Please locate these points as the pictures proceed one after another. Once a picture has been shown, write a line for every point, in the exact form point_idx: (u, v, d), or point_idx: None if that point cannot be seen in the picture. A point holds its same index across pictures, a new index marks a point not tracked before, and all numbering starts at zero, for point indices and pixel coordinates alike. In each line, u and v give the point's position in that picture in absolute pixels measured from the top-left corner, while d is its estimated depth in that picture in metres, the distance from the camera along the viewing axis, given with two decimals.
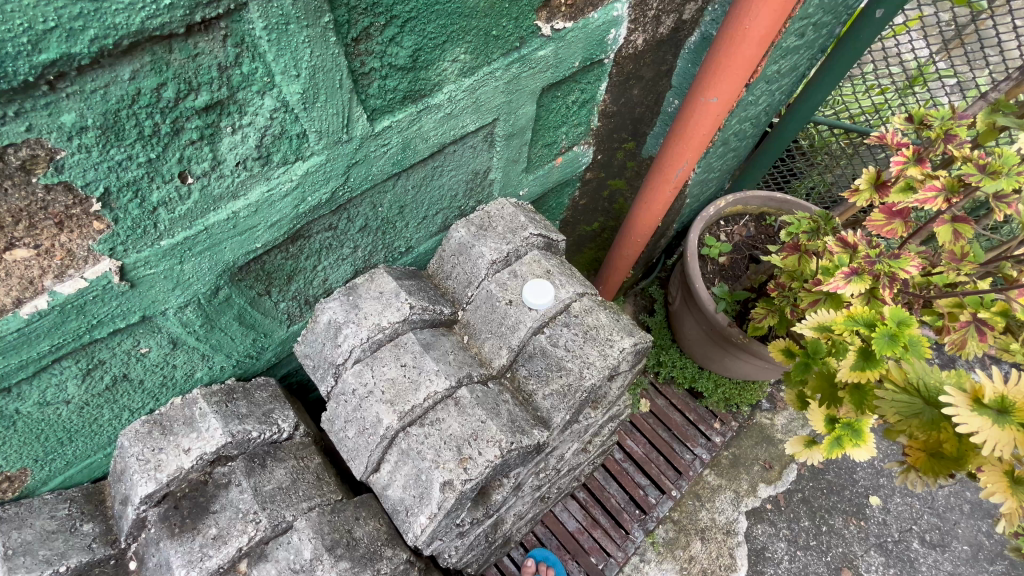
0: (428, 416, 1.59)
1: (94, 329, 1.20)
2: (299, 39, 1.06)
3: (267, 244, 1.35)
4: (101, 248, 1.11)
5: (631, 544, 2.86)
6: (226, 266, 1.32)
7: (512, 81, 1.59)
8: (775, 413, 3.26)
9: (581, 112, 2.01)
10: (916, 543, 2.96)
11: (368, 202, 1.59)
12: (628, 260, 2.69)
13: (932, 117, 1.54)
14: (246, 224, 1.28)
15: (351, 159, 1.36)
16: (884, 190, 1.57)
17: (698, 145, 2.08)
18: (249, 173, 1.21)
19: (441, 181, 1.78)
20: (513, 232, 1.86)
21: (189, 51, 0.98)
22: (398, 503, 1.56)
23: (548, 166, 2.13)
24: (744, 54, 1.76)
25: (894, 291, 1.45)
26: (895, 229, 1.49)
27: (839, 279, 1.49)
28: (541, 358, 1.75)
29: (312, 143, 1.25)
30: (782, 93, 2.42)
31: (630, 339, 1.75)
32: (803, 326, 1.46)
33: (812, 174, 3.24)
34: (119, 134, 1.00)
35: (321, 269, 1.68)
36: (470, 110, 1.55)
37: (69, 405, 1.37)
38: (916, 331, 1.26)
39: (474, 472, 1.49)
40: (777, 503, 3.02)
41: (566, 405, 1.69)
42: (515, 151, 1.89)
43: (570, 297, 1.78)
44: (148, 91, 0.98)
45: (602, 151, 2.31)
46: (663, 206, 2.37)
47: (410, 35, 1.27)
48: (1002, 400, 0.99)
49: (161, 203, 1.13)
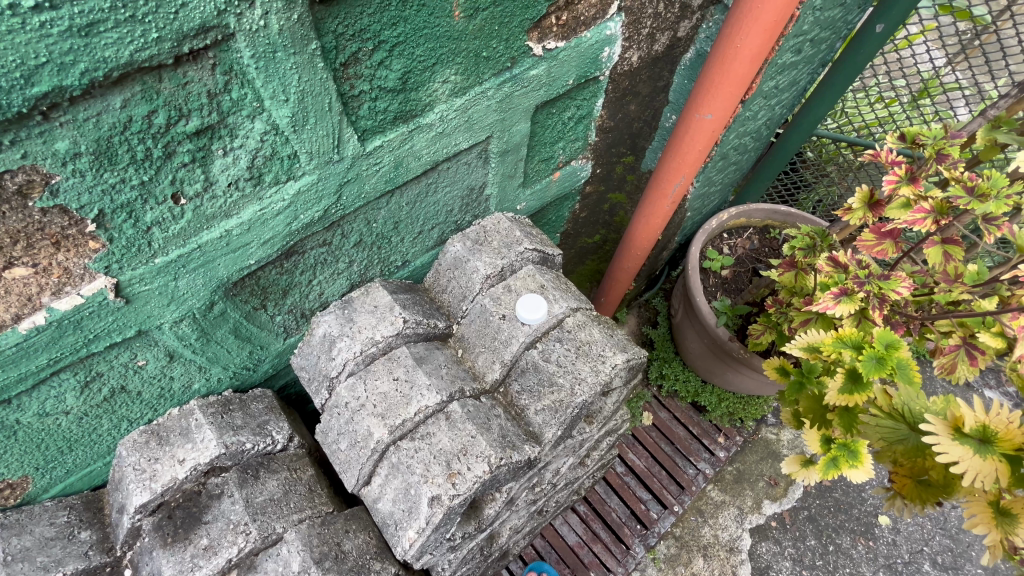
0: (419, 429, 1.62)
1: (90, 343, 1.24)
2: (287, 66, 1.10)
3: (260, 260, 1.38)
4: (96, 266, 1.15)
5: (631, 559, 2.84)
6: (220, 282, 1.36)
7: (505, 100, 1.61)
8: (780, 428, 3.22)
9: (578, 128, 2.03)
10: (928, 565, 2.89)
11: (362, 218, 1.62)
12: (628, 272, 2.69)
13: (925, 136, 1.49)
14: (239, 242, 1.31)
15: (343, 177, 1.39)
16: (879, 209, 1.52)
17: (694, 160, 2.09)
18: (241, 193, 1.25)
19: (436, 197, 1.81)
20: (508, 247, 1.89)
21: (179, 79, 1.01)
22: (388, 517, 1.58)
23: (545, 180, 2.15)
24: (737, 70, 1.76)
25: (884, 312, 1.42)
26: (885, 249, 1.46)
27: (828, 300, 1.45)
28: (533, 374, 1.77)
29: (304, 163, 1.28)
30: (782, 106, 2.40)
31: (622, 354, 1.77)
32: (794, 347, 1.43)
33: (819, 186, 3.21)
34: (112, 159, 1.04)
35: (317, 283, 1.71)
36: (462, 129, 1.58)
37: (68, 416, 1.41)
38: (906, 354, 1.22)
39: (462, 487, 1.51)
40: (783, 521, 2.98)
41: (557, 421, 1.69)
42: (511, 167, 1.91)
43: (563, 312, 1.80)
44: (140, 118, 1.02)
45: (601, 165, 2.32)
46: (661, 220, 2.37)
47: (399, 59, 1.30)
48: (984, 429, 0.96)
49: (154, 223, 1.17)
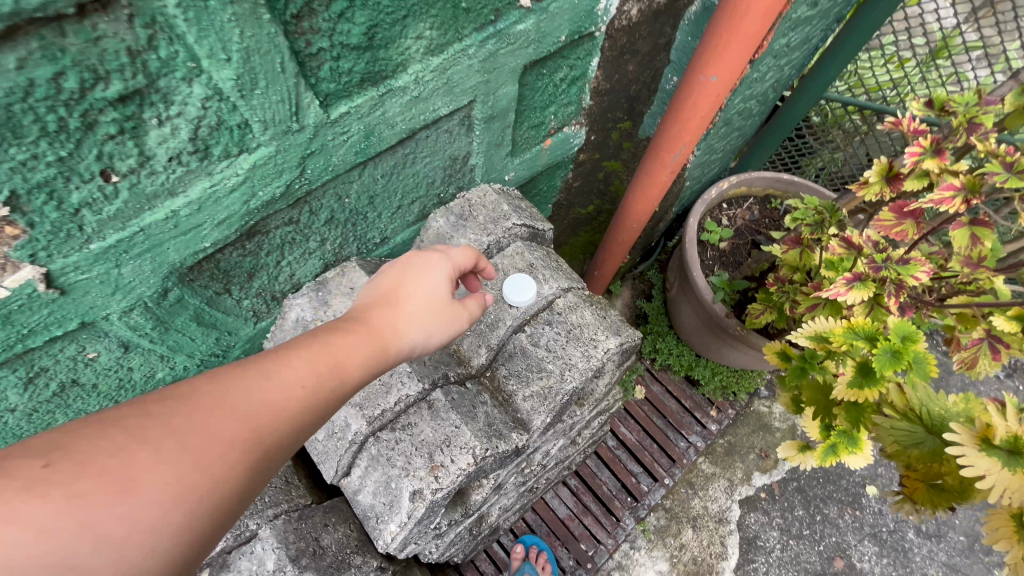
0: (400, 420, 1.54)
1: (25, 338, 1.12)
2: (225, 18, 0.92)
3: (217, 242, 1.25)
4: (19, 255, 0.99)
5: (621, 531, 2.86)
6: (172, 268, 1.23)
7: (488, 59, 1.45)
8: (772, 401, 3.18)
9: (570, 91, 1.86)
10: (912, 533, 2.92)
11: (332, 193, 1.47)
12: (622, 245, 2.57)
13: (955, 103, 1.34)
14: (189, 223, 1.17)
15: (306, 148, 1.24)
16: (897, 183, 1.39)
17: (696, 127, 1.93)
18: (185, 168, 1.09)
19: (416, 168, 1.65)
20: (495, 222, 1.79)
21: (87, 34, 0.83)
22: (369, 509, 1.52)
23: (535, 149, 1.99)
24: (749, 26, 1.58)
25: (900, 300, 1.30)
26: (905, 231, 1.33)
27: (839, 286, 1.34)
28: (520, 358, 1.68)
29: (257, 133, 1.13)
30: (791, 67, 2.22)
31: (615, 339, 1.68)
32: (799, 335, 1.32)
33: (823, 153, 3.08)
34: (17, 132, 0.86)
35: (286, 264, 1.58)
36: (441, 92, 1.42)
37: (15, 413, 1.30)
38: (923, 347, 1.12)
39: (445, 481, 1.44)
40: (772, 492, 2.99)
41: (546, 408, 1.60)
42: (497, 134, 1.76)
43: (553, 293, 1.72)
44: (44, 81, 0.84)
45: (595, 132, 2.16)
46: (659, 191, 2.23)
47: (363, 10, 1.12)
48: (1014, 441, 0.87)
49: (83, 205, 1.01)
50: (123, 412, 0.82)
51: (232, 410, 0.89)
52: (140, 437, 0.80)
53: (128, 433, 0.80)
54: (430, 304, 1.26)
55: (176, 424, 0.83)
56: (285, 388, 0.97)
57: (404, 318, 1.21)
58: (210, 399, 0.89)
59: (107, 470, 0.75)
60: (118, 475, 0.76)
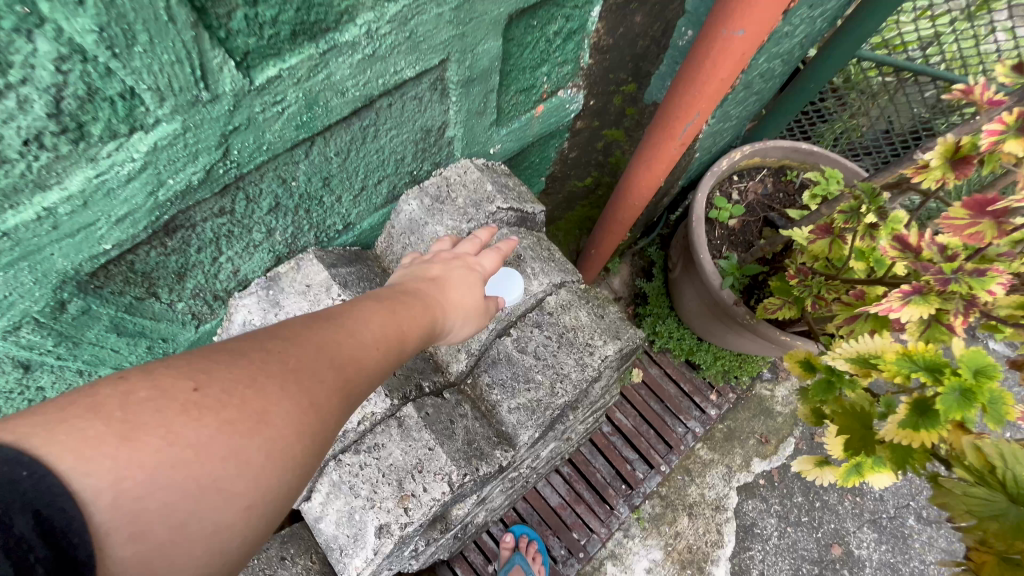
0: (365, 441, 1.32)
1: None
2: None
3: (119, 243, 1.00)
4: None
5: (614, 520, 2.74)
6: (63, 275, 0.98)
7: (462, 6, 1.15)
8: (776, 384, 3.01)
9: (566, 46, 1.56)
10: (912, 520, 2.82)
11: (273, 175, 1.19)
12: (622, 224, 2.31)
13: None
14: (75, 224, 0.92)
15: (225, 123, 0.97)
16: (965, 167, 1.15)
17: (714, 92, 1.64)
18: (53, 154, 0.82)
19: (380, 142, 1.37)
20: (476, 206, 1.56)
21: None
22: (332, 540, 1.34)
23: (525, 117, 1.71)
24: None
25: (968, 319, 1.09)
26: (982, 233, 1.09)
27: (894, 300, 1.14)
28: (505, 366, 1.46)
29: (151, 104, 0.86)
30: (823, 19, 1.90)
31: (615, 344, 1.47)
32: (838, 357, 1.10)
33: (843, 118, 2.76)
34: None
35: (225, 260, 1.32)
36: (404, 49, 1.13)
37: None
38: (1000, 387, 0.90)
39: (416, 514, 1.25)
40: (771, 479, 2.85)
41: (534, 422, 1.40)
42: (478, 101, 1.48)
43: (543, 290, 1.49)
44: None
45: (595, 96, 1.86)
46: (666, 166, 1.95)
47: None
48: None
49: None
50: (257, 341, 0.75)
51: (336, 356, 0.81)
52: (270, 367, 0.72)
53: (250, 364, 0.71)
54: (476, 293, 1.23)
55: (304, 360, 0.76)
56: (376, 343, 0.89)
57: (465, 296, 1.19)
58: (326, 339, 0.82)
59: (245, 400, 0.68)
60: (238, 413, 0.67)
